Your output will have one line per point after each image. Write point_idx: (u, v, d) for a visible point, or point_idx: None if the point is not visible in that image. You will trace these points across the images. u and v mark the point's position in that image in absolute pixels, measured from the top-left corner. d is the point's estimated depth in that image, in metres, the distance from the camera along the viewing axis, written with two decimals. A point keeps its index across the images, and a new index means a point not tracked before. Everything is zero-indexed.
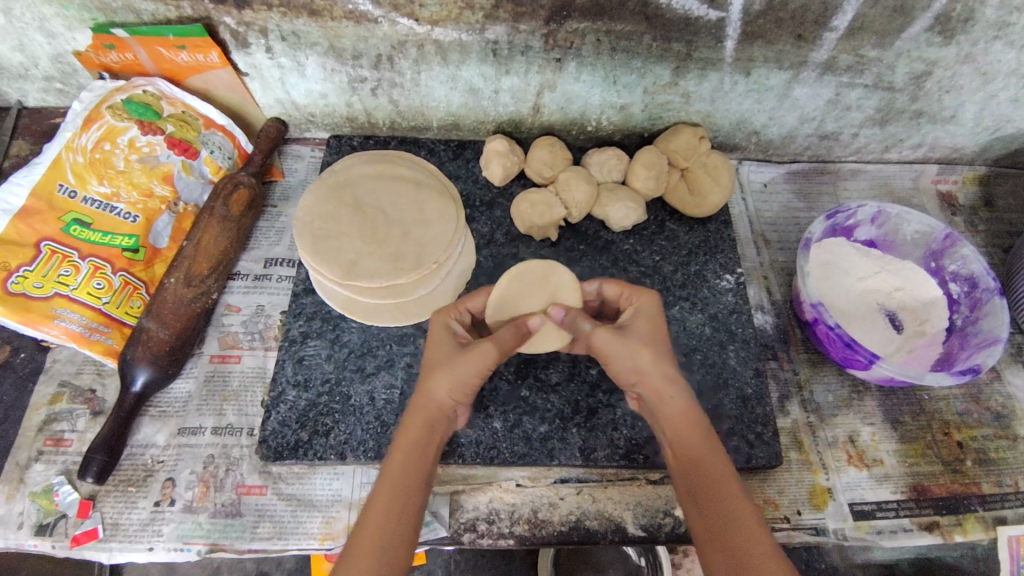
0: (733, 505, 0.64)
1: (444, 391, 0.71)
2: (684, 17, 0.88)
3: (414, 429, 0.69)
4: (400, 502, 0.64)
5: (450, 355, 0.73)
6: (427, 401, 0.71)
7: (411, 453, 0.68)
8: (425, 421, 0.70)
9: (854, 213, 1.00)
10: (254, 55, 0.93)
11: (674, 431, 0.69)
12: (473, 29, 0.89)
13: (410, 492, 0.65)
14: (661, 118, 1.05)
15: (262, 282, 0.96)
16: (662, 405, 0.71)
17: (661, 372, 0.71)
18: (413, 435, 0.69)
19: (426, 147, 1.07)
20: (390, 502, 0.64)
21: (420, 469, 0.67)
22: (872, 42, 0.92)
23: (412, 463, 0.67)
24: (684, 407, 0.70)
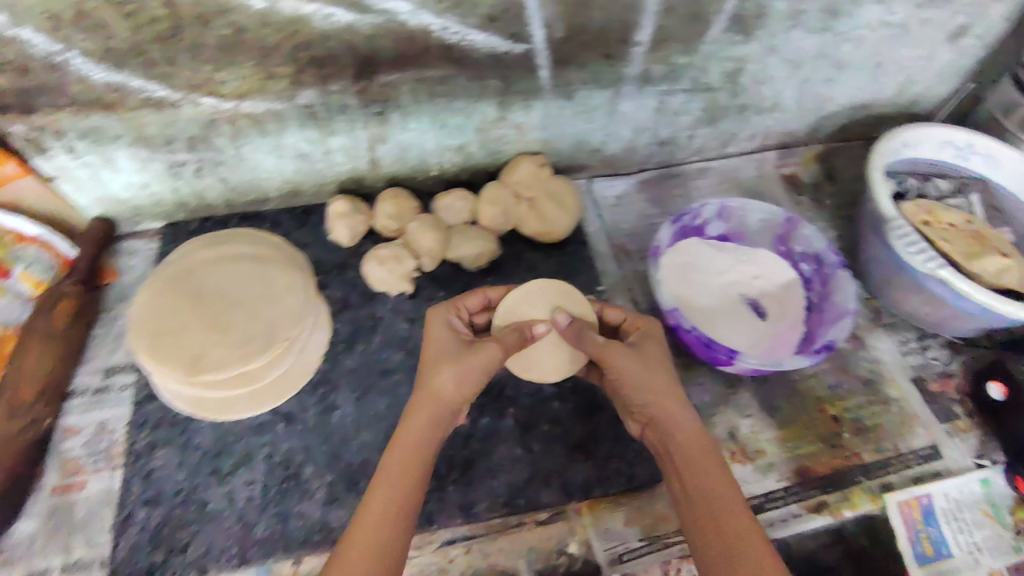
0: (745, 543, 0.64)
1: (449, 390, 0.70)
2: (491, 54, 0.88)
3: (417, 432, 0.69)
4: (394, 518, 0.65)
5: (461, 353, 0.71)
6: (429, 399, 0.70)
7: (411, 460, 0.67)
8: (428, 421, 0.69)
9: (699, 212, 1.02)
10: (55, 158, 0.87)
11: (686, 455, 0.70)
12: (283, 97, 0.87)
13: (403, 507, 0.65)
14: (500, 152, 1.05)
15: (102, 395, 0.89)
16: (676, 429, 0.72)
17: (670, 392, 0.72)
18: (418, 436, 0.68)
19: (269, 218, 1.03)
20: (382, 519, 0.64)
21: (413, 475, 0.67)
22: (679, 50, 0.94)
23: (411, 471, 0.67)
24: (692, 431, 0.71)
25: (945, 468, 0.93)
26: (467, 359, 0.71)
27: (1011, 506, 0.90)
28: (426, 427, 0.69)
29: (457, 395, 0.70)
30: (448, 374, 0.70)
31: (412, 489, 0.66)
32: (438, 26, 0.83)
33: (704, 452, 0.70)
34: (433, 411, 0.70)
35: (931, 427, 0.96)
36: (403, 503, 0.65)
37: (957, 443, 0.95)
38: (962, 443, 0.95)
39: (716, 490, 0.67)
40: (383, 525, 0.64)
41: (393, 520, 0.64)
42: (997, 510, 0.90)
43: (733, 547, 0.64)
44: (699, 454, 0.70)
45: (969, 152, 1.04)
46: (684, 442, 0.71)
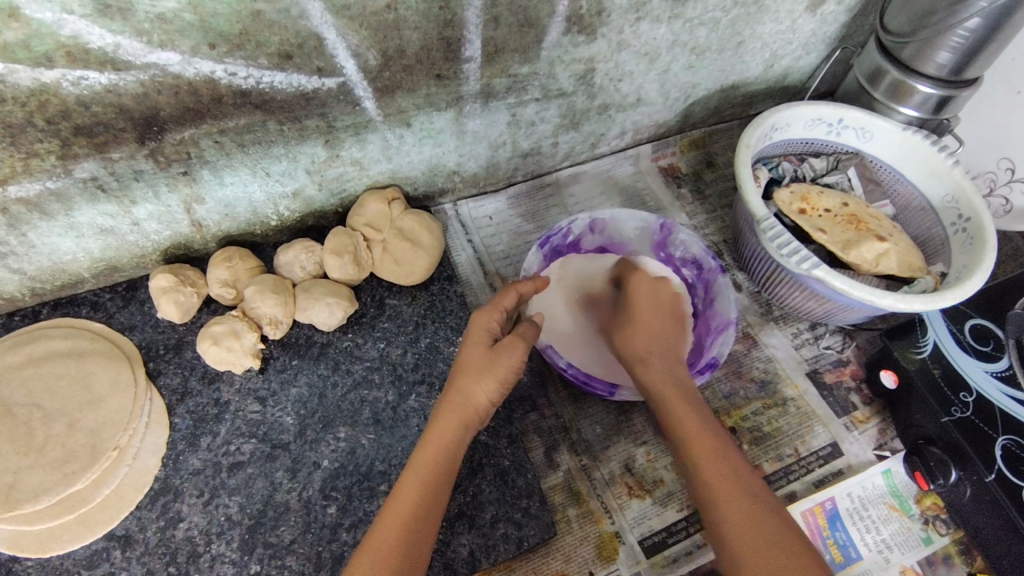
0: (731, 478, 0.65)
1: (479, 395, 0.70)
2: (299, 93, 0.77)
3: (433, 441, 0.67)
4: (410, 529, 0.62)
5: (488, 355, 0.72)
6: (463, 402, 0.69)
7: (431, 470, 0.66)
8: (459, 426, 0.68)
9: (569, 229, 0.95)
10: None
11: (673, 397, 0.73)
12: (56, 174, 0.74)
13: (424, 515, 0.63)
14: (345, 191, 0.94)
15: None
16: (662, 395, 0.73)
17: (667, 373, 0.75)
18: (441, 443, 0.67)
19: (87, 302, 0.90)
20: (398, 527, 0.62)
21: (445, 477, 0.66)
22: (517, 60, 0.85)
23: (429, 477, 0.65)
24: (665, 378, 0.74)
25: (847, 465, 0.89)
26: (493, 362, 0.71)
27: (915, 495, 0.86)
28: (445, 437, 0.68)
29: (490, 398, 0.71)
30: (486, 377, 0.70)
31: (441, 494, 0.65)
32: (222, 73, 0.71)
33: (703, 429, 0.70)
34: (467, 416, 0.69)
35: (830, 424, 0.92)
36: (426, 509, 0.64)
37: (856, 436, 0.91)
38: (862, 435, 0.91)
39: (694, 433, 0.69)
40: (396, 534, 0.62)
41: (406, 532, 0.62)
42: (901, 501, 0.86)
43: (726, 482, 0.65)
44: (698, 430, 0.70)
45: (840, 126, 1.00)
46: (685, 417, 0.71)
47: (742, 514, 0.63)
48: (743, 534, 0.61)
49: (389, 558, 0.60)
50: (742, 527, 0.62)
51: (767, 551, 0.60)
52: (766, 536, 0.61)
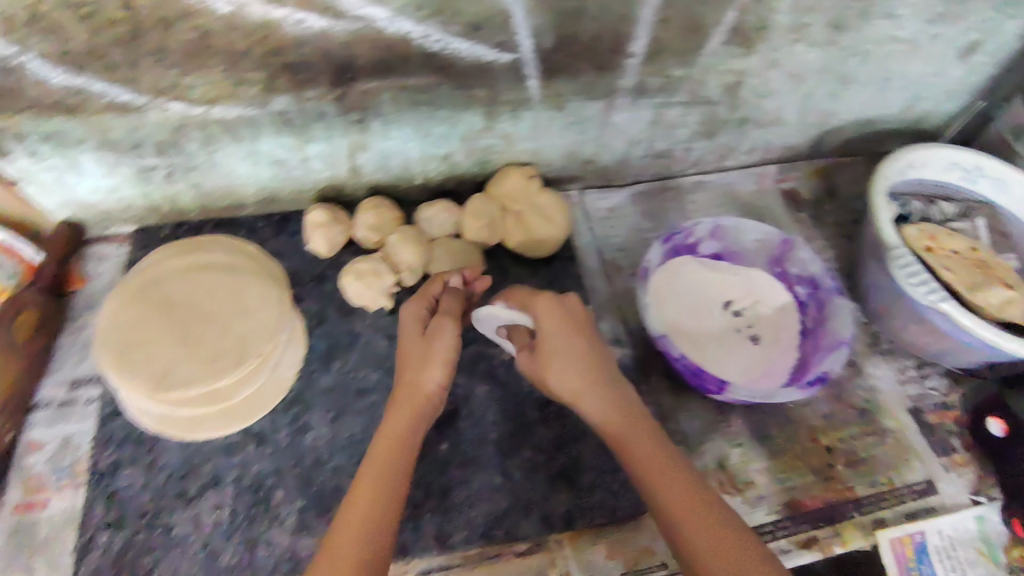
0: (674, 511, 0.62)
1: (428, 384, 0.71)
2: (477, 63, 0.84)
3: (383, 440, 0.67)
4: (373, 523, 0.61)
5: (421, 345, 0.73)
6: (412, 391, 0.70)
7: (389, 454, 0.66)
8: (409, 411, 0.69)
9: (692, 230, 0.99)
10: (17, 161, 0.83)
11: (623, 435, 0.67)
12: (256, 104, 0.83)
13: (376, 514, 0.61)
14: (489, 162, 1.00)
15: (68, 408, 0.85)
16: (601, 409, 0.69)
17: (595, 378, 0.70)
18: (393, 433, 0.67)
19: (245, 225, 1.00)
20: (334, 536, 0.60)
21: (402, 462, 0.65)
22: (675, 62, 0.90)
23: (384, 465, 0.65)
24: (603, 409, 0.69)
25: (940, 503, 0.89)
26: (431, 355, 0.72)
27: (1005, 545, 0.86)
28: (394, 429, 0.68)
29: (434, 388, 0.71)
30: (427, 365, 0.71)
31: (401, 478, 0.65)
32: (419, 34, 0.78)
33: (655, 449, 0.66)
34: (413, 402, 0.69)
35: (927, 461, 0.92)
36: (386, 491, 0.63)
37: (953, 478, 0.91)
38: (958, 478, 0.91)
39: (636, 456, 0.65)
40: (356, 534, 0.60)
41: (364, 532, 0.60)
42: (990, 548, 0.86)
43: (690, 512, 0.61)
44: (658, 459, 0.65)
45: (977, 174, 1.00)
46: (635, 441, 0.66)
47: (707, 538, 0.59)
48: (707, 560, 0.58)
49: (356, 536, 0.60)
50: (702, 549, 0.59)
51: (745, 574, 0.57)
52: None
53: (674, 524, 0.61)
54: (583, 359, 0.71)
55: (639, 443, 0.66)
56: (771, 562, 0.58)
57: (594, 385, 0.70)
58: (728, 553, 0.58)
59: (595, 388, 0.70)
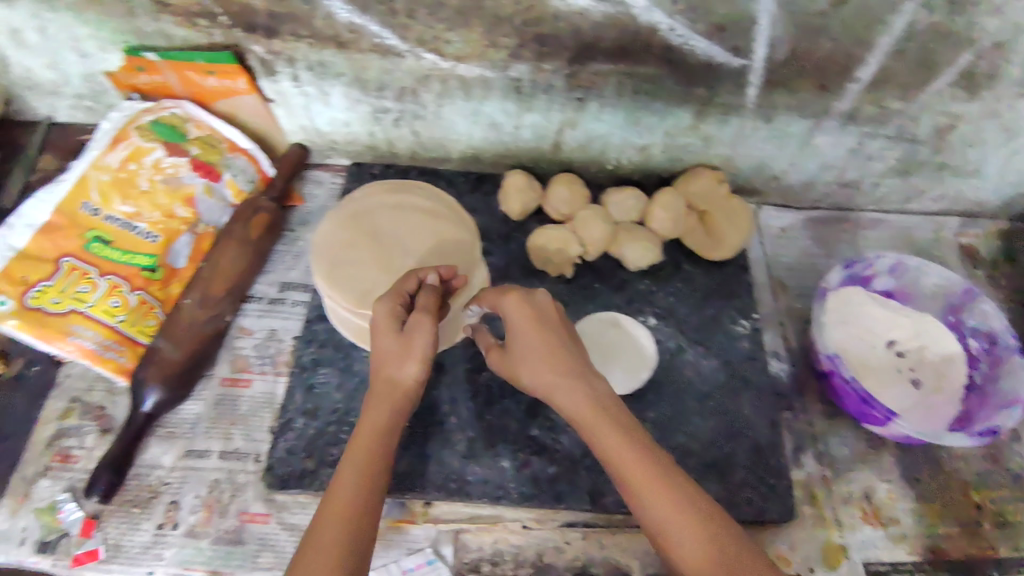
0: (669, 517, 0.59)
1: (408, 377, 0.68)
2: (708, 62, 0.88)
3: (366, 429, 0.66)
4: (361, 517, 0.60)
5: (399, 343, 0.68)
6: (390, 386, 0.68)
7: (365, 452, 0.64)
8: (388, 407, 0.67)
9: (872, 263, 1.00)
10: (279, 83, 0.94)
11: (599, 435, 0.64)
12: (497, 67, 0.90)
13: (361, 505, 0.61)
14: (681, 160, 1.05)
15: (276, 306, 0.95)
16: (574, 406, 0.66)
17: (567, 372, 0.67)
18: (372, 428, 0.66)
19: (446, 178, 1.08)
20: (325, 515, 0.60)
21: (379, 462, 0.64)
22: (895, 95, 0.92)
23: (361, 460, 0.63)
24: (583, 405, 0.65)
25: None
26: (407, 349, 0.68)
27: None
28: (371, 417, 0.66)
29: (419, 379, 0.68)
30: (392, 358, 0.68)
31: (378, 481, 0.63)
32: (665, 26, 0.84)
33: (636, 451, 0.62)
34: (392, 392, 0.67)
35: None
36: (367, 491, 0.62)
37: None
38: None
39: (619, 456, 0.62)
40: (342, 520, 0.59)
41: (352, 522, 0.59)
42: None
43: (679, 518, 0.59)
44: (635, 460, 0.61)
45: None
46: (613, 445, 0.63)
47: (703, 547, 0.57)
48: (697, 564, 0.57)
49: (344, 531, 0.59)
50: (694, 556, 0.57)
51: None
52: None
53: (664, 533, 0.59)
54: (546, 359, 0.68)
55: (612, 442, 0.63)
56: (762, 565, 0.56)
57: (569, 383, 0.67)
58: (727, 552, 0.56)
59: (566, 382, 0.67)
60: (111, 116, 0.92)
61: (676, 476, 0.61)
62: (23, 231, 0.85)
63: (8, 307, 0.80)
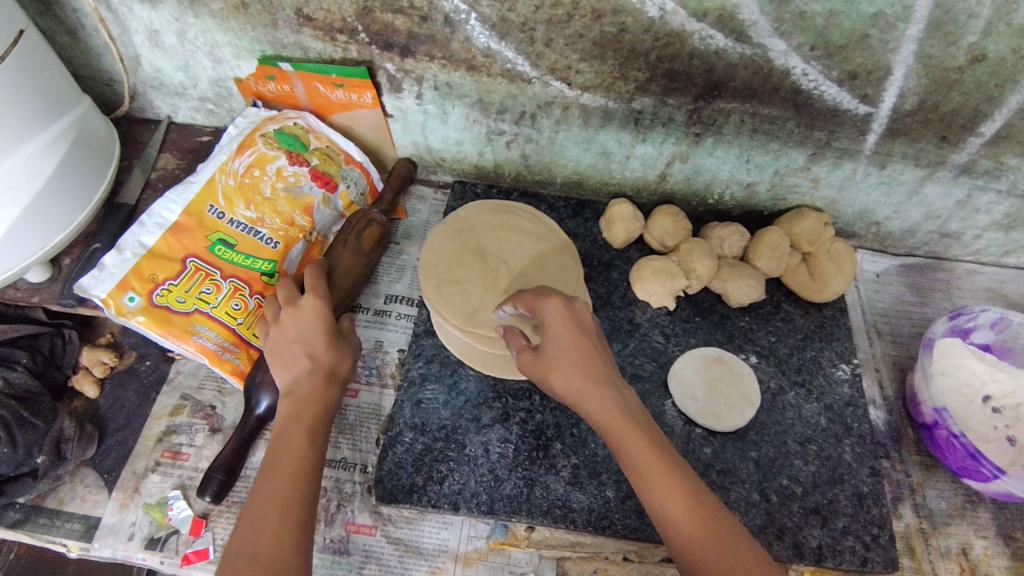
0: (665, 495, 0.61)
1: (333, 364, 0.74)
2: (833, 107, 0.89)
3: (302, 418, 0.70)
4: (304, 482, 0.66)
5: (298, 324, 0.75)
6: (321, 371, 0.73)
7: (302, 435, 0.69)
8: (309, 394, 0.71)
9: (976, 315, 1.00)
10: (403, 99, 0.97)
11: (623, 438, 0.65)
12: (622, 98, 0.92)
13: (306, 468, 0.67)
14: (784, 200, 1.05)
15: (382, 318, 0.97)
16: (601, 409, 0.67)
17: (594, 374, 0.69)
18: (300, 412, 0.70)
19: (546, 202, 1.09)
20: (269, 472, 0.66)
21: (309, 446, 0.69)
22: (1015, 151, 0.92)
23: (299, 448, 0.68)
24: (611, 410, 0.67)
25: None
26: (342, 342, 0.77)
27: None
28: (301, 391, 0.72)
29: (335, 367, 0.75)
30: (318, 341, 0.74)
31: (309, 460, 0.68)
32: (799, 71, 0.85)
33: (660, 455, 0.64)
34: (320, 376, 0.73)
35: None
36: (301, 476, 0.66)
37: None
38: None
39: (645, 457, 0.63)
40: (292, 477, 0.66)
41: (299, 481, 0.66)
42: None
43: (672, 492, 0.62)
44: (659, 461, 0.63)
45: None
46: (638, 450, 0.64)
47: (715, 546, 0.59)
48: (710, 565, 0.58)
49: (284, 510, 0.63)
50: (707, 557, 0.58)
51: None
52: None
53: (656, 503, 0.62)
54: (579, 364, 0.69)
55: (637, 446, 0.64)
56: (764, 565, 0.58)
57: (582, 375, 0.68)
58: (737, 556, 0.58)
59: (597, 390, 0.68)
60: (238, 123, 0.96)
61: (689, 476, 0.63)
62: (154, 229, 0.87)
63: (137, 303, 0.84)
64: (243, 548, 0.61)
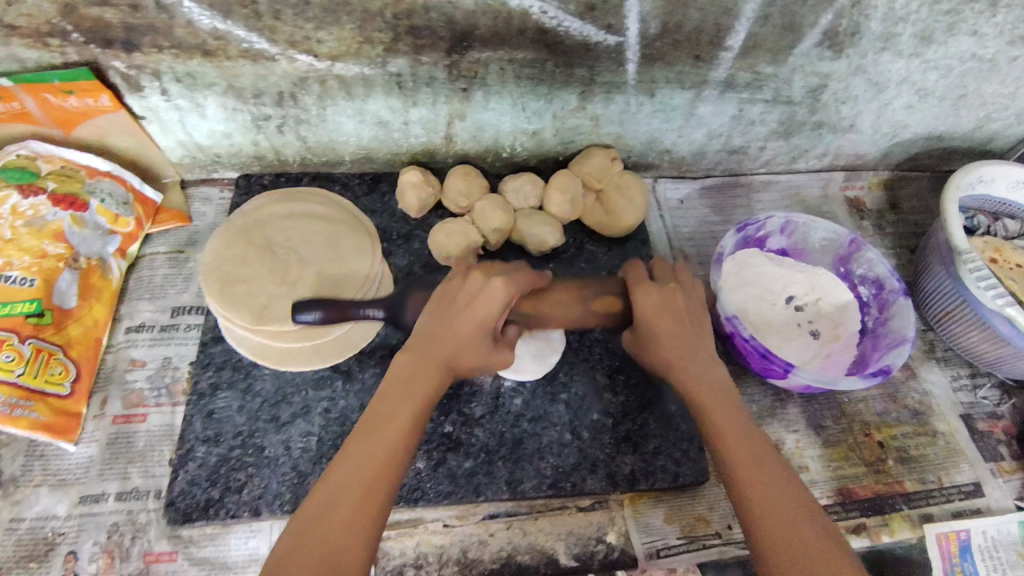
0: (735, 454, 0.68)
1: (453, 347, 0.70)
2: (583, 42, 0.88)
3: (402, 396, 0.67)
4: (390, 473, 0.63)
5: (437, 316, 0.71)
6: (449, 354, 0.69)
7: (402, 417, 0.66)
8: (410, 373, 0.68)
9: (763, 224, 1.04)
10: (149, 98, 0.89)
11: (709, 407, 0.71)
12: (375, 63, 0.88)
13: (399, 457, 0.64)
14: (573, 142, 1.05)
15: (168, 333, 0.91)
16: (688, 385, 0.72)
17: (701, 351, 0.73)
18: (401, 395, 0.67)
19: (340, 181, 1.05)
20: (369, 440, 0.63)
21: (409, 434, 0.65)
22: (767, 59, 0.94)
23: (396, 434, 0.65)
24: (715, 383, 0.72)
25: (986, 505, 0.91)
26: (483, 334, 0.70)
27: None
28: (422, 362, 0.69)
29: (456, 354, 0.70)
30: (461, 333, 0.70)
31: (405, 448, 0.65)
32: (537, 9, 0.83)
33: (736, 421, 0.69)
34: (452, 357, 0.69)
35: (975, 464, 0.94)
36: (387, 465, 0.63)
37: (999, 483, 0.93)
38: (1005, 483, 0.93)
39: (723, 423, 0.69)
40: (380, 470, 0.63)
41: (383, 474, 0.62)
42: None
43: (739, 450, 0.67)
44: (735, 427, 0.69)
45: None
46: (721, 417, 0.70)
47: (778, 506, 0.64)
48: (772, 522, 0.63)
49: (360, 505, 0.61)
50: (769, 514, 0.63)
51: (807, 542, 0.61)
52: (806, 548, 0.61)
53: (728, 463, 0.68)
54: (688, 343, 0.74)
55: (721, 415, 0.70)
56: (825, 525, 0.63)
57: (685, 341, 0.73)
58: (793, 515, 0.63)
59: (700, 365, 0.73)
60: None
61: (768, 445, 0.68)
62: None
63: None
64: (314, 536, 0.59)
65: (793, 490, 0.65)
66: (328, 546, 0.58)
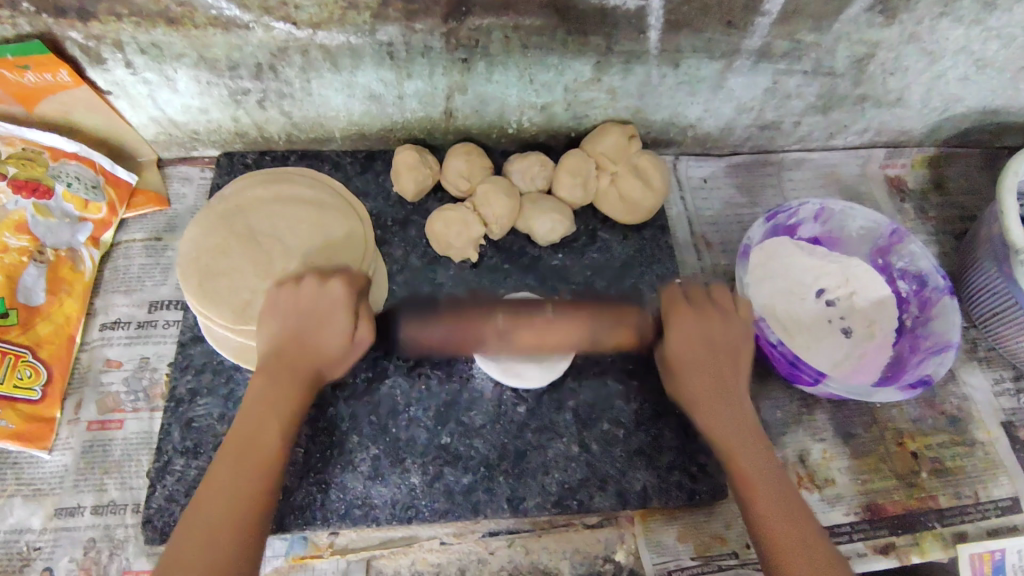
0: (754, 492, 0.64)
1: (321, 347, 0.66)
2: (599, 6, 0.77)
3: (263, 404, 0.64)
4: (264, 479, 0.62)
5: (282, 315, 0.66)
6: (304, 352, 0.66)
7: (270, 422, 0.64)
8: (270, 385, 0.65)
9: (796, 211, 0.94)
10: (112, 71, 0.80)
11: (728, 440, 0.67)
12: (362, 31, 0.78)
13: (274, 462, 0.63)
14: (587, 117, 0.95)
15: (146, 330, 0.85)
16: (710, 415, 0.69)
17: (729, 380, 0.70)
18: (263, 403, 0.64)
19: (330, 160, 0.96)
20: (239, 460, 0.61)
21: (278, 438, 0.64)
22: (808, 26, 0.82)
23: (265, 443, 0.63)
24: (736, 413, 0.68)
25: None
26: (338, 322, 0.66)
27: None
28: (283, 369, 0.66)
29: (321, 352, 0.67)
30: (317, 329, 0.66)
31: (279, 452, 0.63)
32: None
33: (759, 454, 0.66)
34: (312, 356, 0.66)
35: (1017, 478, 0.87)
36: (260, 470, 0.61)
37: None
38: None
39: (742, 457, 0.66)
40: (255, 479, 0.61)
41: (256, 481, 0.61)
42: None
43: (761, 492, 0.64)
44: (757, 461, 0.66)
45: None
46: (740, 451, 0.67)
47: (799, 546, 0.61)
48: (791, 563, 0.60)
49: (234, 516, 0.59)
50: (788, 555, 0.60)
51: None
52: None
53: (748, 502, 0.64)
54: (714, 369, 0.70)
55: (742, 447, 0.67)
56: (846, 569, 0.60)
57: (712, 373, 0.69)
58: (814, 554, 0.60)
59: (726, 394, 0.69)
60: None
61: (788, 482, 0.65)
62: None
63: None
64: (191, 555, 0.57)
65: (810, 532, 0.62)
66: (215, 559, 0.57)
